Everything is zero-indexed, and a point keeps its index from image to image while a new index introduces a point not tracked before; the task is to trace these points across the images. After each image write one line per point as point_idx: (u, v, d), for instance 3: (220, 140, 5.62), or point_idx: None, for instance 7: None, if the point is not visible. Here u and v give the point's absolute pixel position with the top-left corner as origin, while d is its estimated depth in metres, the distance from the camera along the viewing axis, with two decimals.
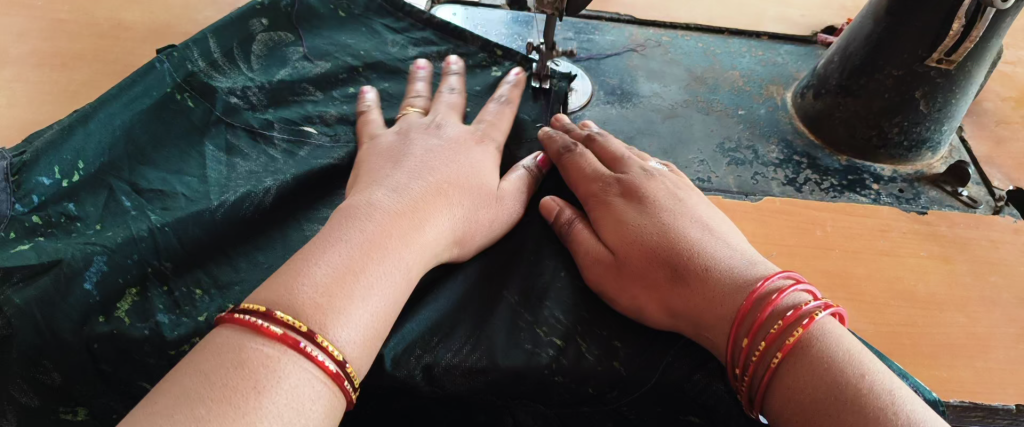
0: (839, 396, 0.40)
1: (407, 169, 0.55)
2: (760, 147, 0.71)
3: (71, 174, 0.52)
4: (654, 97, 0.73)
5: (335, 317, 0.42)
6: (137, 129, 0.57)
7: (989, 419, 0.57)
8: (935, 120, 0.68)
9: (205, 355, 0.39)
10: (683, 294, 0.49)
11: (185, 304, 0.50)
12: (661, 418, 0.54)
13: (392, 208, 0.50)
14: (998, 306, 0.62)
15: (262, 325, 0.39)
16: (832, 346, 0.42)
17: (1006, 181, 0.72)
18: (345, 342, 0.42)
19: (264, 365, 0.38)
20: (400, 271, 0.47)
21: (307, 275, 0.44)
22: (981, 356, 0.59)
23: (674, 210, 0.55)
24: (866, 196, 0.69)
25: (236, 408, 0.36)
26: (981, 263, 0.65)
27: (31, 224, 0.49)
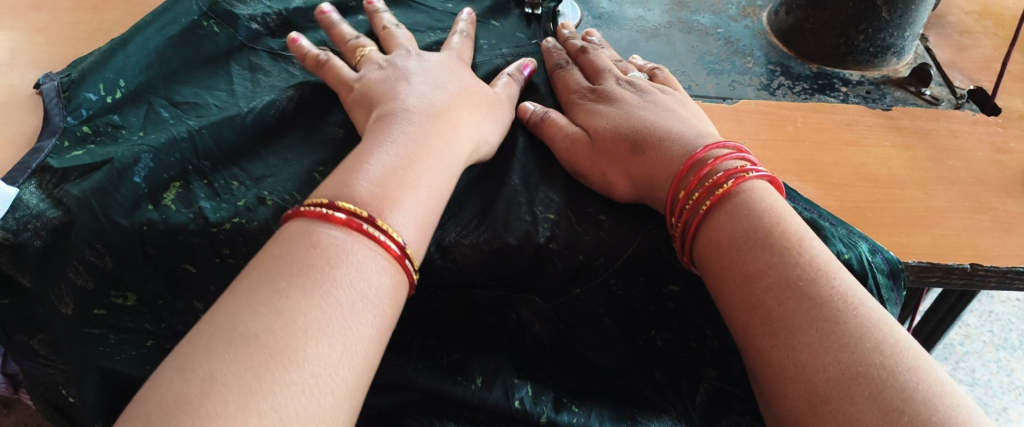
0: (754, 236, 0.49)
1: (425, 82, 0.62)
2: (738, 60, 0.79)
3: (114, 92, 0.63)
4: (638, 19, 0.82)
5: (395, 207, 0.49)
6: (170, 56, 0.66)
7: (945, 279, 0.63)
8: (897, 26, 0.74)
9: (282, 243, 0.46)
10: (642, 165, 0.58)
11: (223, 192, 0.58)
12: (644, 291, 0.60)
13: (420, 114, 0.58)
14: (956, 184, 0.68)
15: (327, 214, 0.46)
16: (754, 199, 0.51)
17: (967, 81, 0.79)
18: (402, 226, 0.48)
19: (333, 245, 0.45)
20: (443, 167, 0.55)
21: (361, 173, 0.50)
22: (938, 226, 0.65)
23: (640, 105, 0.64)
24: (835, 97, 0.76)
25: (316, 278, 0.43)
26: (939, 150, 0.71)
27: (81, 133, 0.60)
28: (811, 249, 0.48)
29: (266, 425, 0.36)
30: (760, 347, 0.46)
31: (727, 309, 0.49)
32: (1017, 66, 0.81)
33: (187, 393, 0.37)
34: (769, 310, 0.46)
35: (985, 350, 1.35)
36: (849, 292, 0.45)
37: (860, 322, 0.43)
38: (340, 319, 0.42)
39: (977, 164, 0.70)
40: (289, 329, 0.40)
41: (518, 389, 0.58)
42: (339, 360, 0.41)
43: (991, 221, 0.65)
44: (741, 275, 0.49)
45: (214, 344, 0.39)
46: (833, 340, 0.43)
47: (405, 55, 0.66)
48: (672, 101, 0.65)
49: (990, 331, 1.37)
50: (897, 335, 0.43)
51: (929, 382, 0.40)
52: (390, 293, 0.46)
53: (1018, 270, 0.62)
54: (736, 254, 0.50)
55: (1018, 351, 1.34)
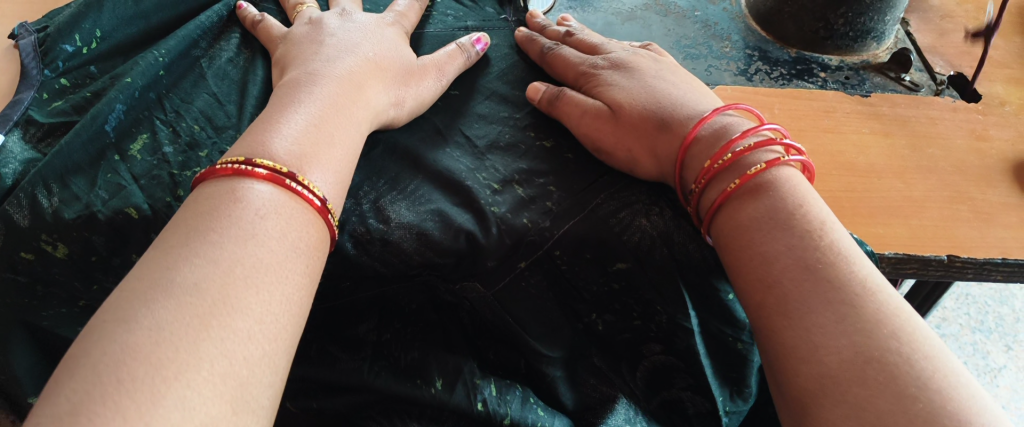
0: (780, 218, 0.47)
1: (335, 47, 0.60)
2: (715, 44, 0.77)
3: (90, 43, 0.64)
4: (614, 2, 0.80)
5: (312, 163, 0.48)
6: (145, 3, 0.66)
7: (923, 271, 0.62)
8: (877, 10, 0.72)
9: (199, 202, 0.43)
10: (670, 144, 0.56)
11: (184, 134, 0.57)
12: (591, 269, 0.55)
13: (332, 74, 0.56)
14: (935, 173, 0.67)
15: (248, 170, 0.44)
16: (781, 180, 0.50)
17: (947, 67, 0.77)
18: (319, 182, 0.47)
19: (256, 198, 0.43)
20: (355, 126, 0.54)
21: (274, 129, 0.49)
22: (916, 215, 0.63)
23: (658, 77, 0.63)
24: (814, 83, 0.74)
25: (245, 232, 0.41)
26: (919, 137, 0.70)
27: (60, 86, 0.61)
28: (833, 234, 0.46)
29: (220, 371, 0.35)
30: (773, 327, 0.44)
31: (742, 291, 0.48)
32: (998, 52, 0.80)
33: (126, 356, 0.33)
34: (785, 289, 0.45)
35: (961, 333, 1.35)
36: (865, 276, 0.43)
37: (876, 307, 0.41)
38: (275, 266, 0.41)
39: (956, 152, 0.69)
40: (226, 279, 0.38)
41: (482, 387, 0.54)
42: (275, 315, 0.39)
43: (969, 211, 0.64)
44: (756, 255, 0.47)
45: (149, 295, 0.36)
46: (847, 324, 0.41)
47: (321, 20, 0.64)
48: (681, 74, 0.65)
49: (966, 314, 1.37)
50: (915, 322, 0.41)
51: (945, 371, 0.38)
52: (315, 243, 0.45)
53: (995, 262, 0.61)
54: (756, 231, 0.48)
55: (994, 334, 1.34)
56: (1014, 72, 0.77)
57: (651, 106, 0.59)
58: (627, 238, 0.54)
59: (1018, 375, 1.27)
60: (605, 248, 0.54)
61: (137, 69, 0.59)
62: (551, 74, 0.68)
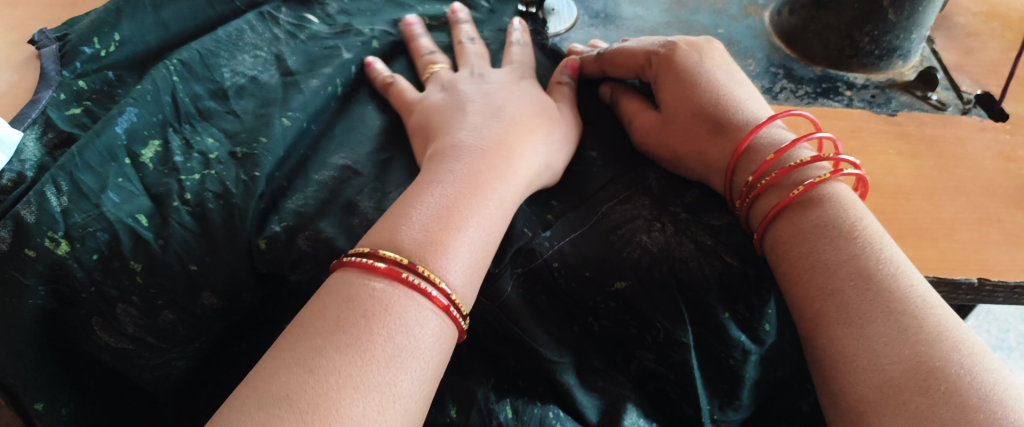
0: (837, 227, 0.46)
1: (440, 111, 0.60)
2: (739, 62, 0.77)
3: (109, 46, 0.63)
4: (636, 19, 0.80)
5: (440, 252, 0.43)
6: (166, 13, 0.66)
7: (952, 294, 0.61)
8: (904, 28, 0.71)
9: (319, 296, 0.41)
10: (724, 148, 0.55)
11: (196, 146, 0.55)
12: (587, 287, 0.53)
13: (479, 144, 0.53)
14: (964, 194, 0.66)
15: (370, 263, 0.41)
16: (839, 194, 0.48)
17: (974, 86, 0.76)
18: (456, 274, 0.43)
19: (372, 296, 0.40)
20: (496, 200, 0.48)
21: (405, 215, 0.45)
22: (945, 238, 0.62)
23: (718, 70, 0.60)
24: (839, 101, 0.74)
25: (370, 296, 0.40)
26: (947, 158, 0.69)
27: (78, 89, 0.60)
28: (886, 245, 0.45)
29: (366, 414, 0.35)
30: (830, 336, 0.42)
31: (791, 299, 0.46)
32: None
33: (274, 408, 0.34)
34: (844, 299, 0.43)
35: None
36: (910, 287, 0.42)
37: (936, 319, 0.40)
38: (382, 375, 0.37)
39: (985, 172, 0.68)
40: (328, 386, 0.35)
41: (499, 410, 0.51)
42: (413, 355, 0.39)
43: (1000, 234, 0.63)
44: (812, 263, 0.45)
45: (286, 368, 0.36)
46: (910, 333, 0.40)
47: (455, 85, 0.63)
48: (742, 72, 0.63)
49: (986, 332, 1.36)
50: (968, 334, 0.40)
51: (1008, 385, 0.37)
52: (442, 344, 0.41)
53: None
54: (809, 240, 0.46)
55: (1015, 352, 1.33)
56: None
57: (707, 103, 0.58)
58: (628, 254, 0.52)
59: None
60: (608, 265, 0.52)
61: (159, 74, 0.58)
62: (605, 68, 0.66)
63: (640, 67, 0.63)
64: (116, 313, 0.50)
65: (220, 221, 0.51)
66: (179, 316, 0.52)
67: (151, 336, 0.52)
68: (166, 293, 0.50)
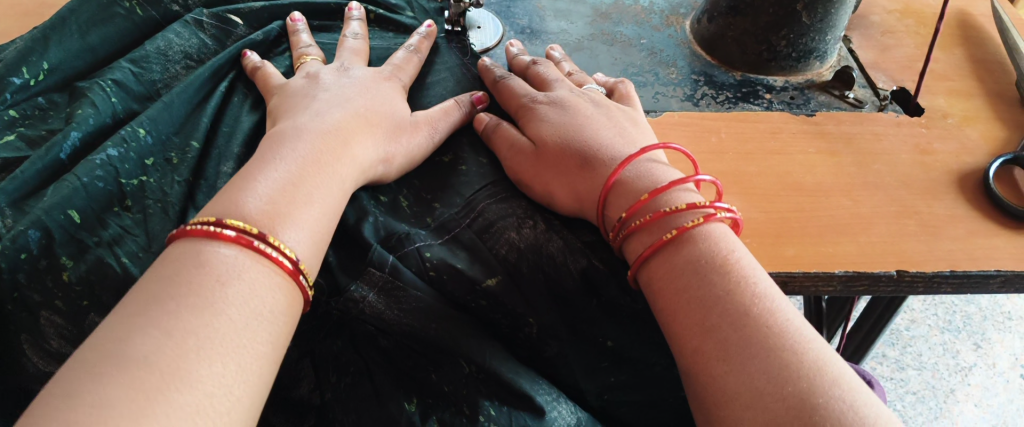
0: (710, 262, 0.48)
1: (303, 93, 0.61)
2: (661, 71, 0.78)
3: (38, 75, 0.63)
4: (561, 33, 0.82)
5: (283, 224, 0.46)
6: (92, 38, 0.66)
7: (874, 287, 0.62)
8: (818, 30, 0.74)
9: (167, 262, 0.43)
10: (592, 183, 0.58)
11: (129, 139, 0.56)
12: (462, 287, 0.55)
13: (322, 127, 0.56)
14: (882, 189, 0.68)
15: (216, 231, 0.43)
16: (712, 229, 0.50)
17: (890, 82, 0.79)
18: (293, 242, 0.46)
19: (223, 262, 0.43)
20: (335, 184, 0.52)
21: (249, 186, 0.48)
22: (864, 233, 0.64)
23: (592, 116, 0.64)
24: (760, 104, 0.75)
25: (213, 262, 0.42)
26: (864, 154, 0.71)
27: (9, 118, 0.59)
28: (764, 282, 0.47)
29: (218, 370, 0.38)
30: (712, 373, 0.44)
31: (676, 340, 0.47)
32: (939, 64, 0.82)
33: (129, 366, 0.36)
34: (724, 336, 0.44)
35: (931, 334, 1.36)
36: (785, 320, 0.44)
37: (815, 354, 0.42)
38: (231, 336, 0.40)
39: (901, 166, 0.70)
40: (173, 348, 0.38)
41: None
42: (257, 315, 0.42)
43: (917, 225, 0.65)
44: (696, 300, 0.47)
45: (138, 328, 0.38)
46: (791, 370, 0.41)
47: (317, 74, 0.64)
48: (624, 117, 0.65)
49: (935, 315, 1.39)
50: (842, 366, 0.42)
51: (885, 418, 0.39)
52: (283, 309, 0.44)
53: (944, 274, 0.62)
54: (688, 278, 0.48)
55: (963, 333, 1.36)
56: (954, 84, 0.79)
57: (583, 142, 0.60)
58: (497, 250, 0.56)
59: (988, 372, 1.29)
60: (476, 259, 0.56)
61: (96, 92, 0.60)
62: (500, 101, 0.69)
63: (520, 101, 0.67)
64: (41, 324, 0.50)
65: (156, 220, 0.54)
66: (109, 322, 0.51)
67: (78, 352, 0.51)
68: (97, 295, 0.51)
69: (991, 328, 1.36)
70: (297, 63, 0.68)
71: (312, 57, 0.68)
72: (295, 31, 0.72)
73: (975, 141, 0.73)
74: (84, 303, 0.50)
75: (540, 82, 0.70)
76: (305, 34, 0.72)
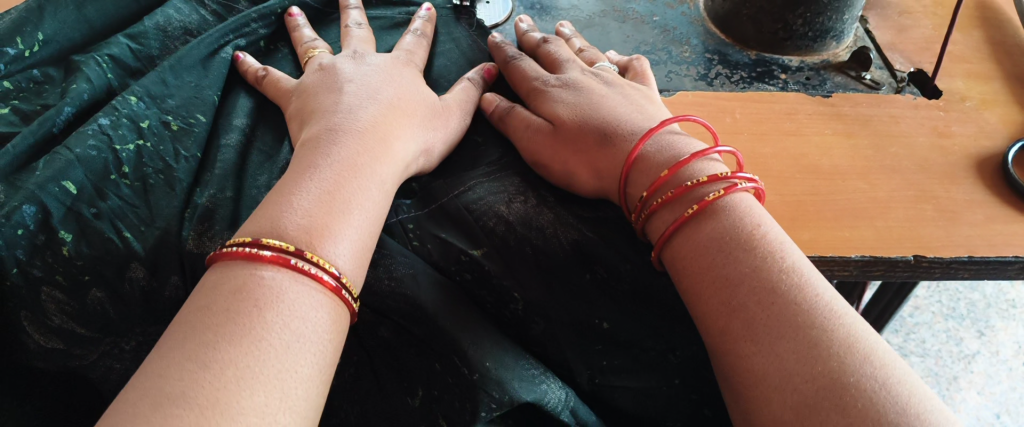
0: (735, 237, 0.47)
1: (350, 92, 0.59)
2: (674, 49, 0.77)
3: (33, 46, 0.63)
4: (572, 9, 0.80)
5: (325, 237, 0.45)
6: (89, 10, 0.66)
7: (890, 272, 0.61)
8: (835, 9, 0.72)
9: (209, 290, 0.41)
10: (612, 160, 0.57)
11: (123, 109, 0.58)
12: (444, 256, 0.55)
13: (358, 127, 0.55)
14: (899, 173, 0.66)
15: (254, 253, 0.42)
16: (737, 201, 0.49)
17: (907, 63, 0.77)
18: (338, 257, 0.45)
19: (266, 285, 0.41)
20: (375, 187, 0.51)
21: (287, 201, 0.46)
22: (881, 217, 0.62)
23: (607, 96, 0.63)
24: (774, 85, 0.74)
25: (248, 289, 0.41)
26: (881, 137, 0.69)
27: (4, 90, 0.60)
28: (791, 253, 0.46)
29: (264, 400, 0.36)
30: (739, 353, 0.43)
31: (702, 319, 0.46)
32: (957, 46, 0.80)
33: (168, 399, 0.35)
34: (752, 315, 0.43)
35: (934, 321, 1.35)
36: (816, 295, 0.42)
37: (845, 331, 0.40)
38: (278, 363, 0.38)
39: (919, 149, 0.68)
40: (226, 379, 0.36)
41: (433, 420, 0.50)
42: (300, 336, 0.40)
43: (934, 210, 0.63)
44: (718, 279, 0.46)
45: (176, 361, 0.37)
46: (821, 349, 0.39)
47: (332, 65, 0.64)
48: (640, 95, 0.64)
49: (938, 302, 1.38)
50: (880, 343, 0.40)
51: (920, 396, 0.37)
52: (330, 328, 0.42)
53: (962, 261, 0.60)
54: (711, 255, 0.47)
55: (967, 320, 1.35)
56: (973, 66, 0.77)
57: (599, 121, 0.59)
58: (484, 223, 0.57)
59: (991, 360, 1.28)
60: (463, 229, 0.57)
61: (91, 66, 0.61)
62: (511, 84, 0.68)
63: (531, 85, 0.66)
64: (42, 300, 0.49)
65: (156, 189, 0.55)
66: (106, 295, 0.51)
67: (80, 326, 0.50)
68: (93, 269, 0.51)
69: (996, 316, 1.35)
70: (305, 58, 0.67)
71: (319, 50, 0.68)
72: (295, 27, 0.71)
73: (994, 125, 0.71)
74: (83, 278, 0.50)
75: (552, 62, 0.69)
76: (306, 29, 0.71)
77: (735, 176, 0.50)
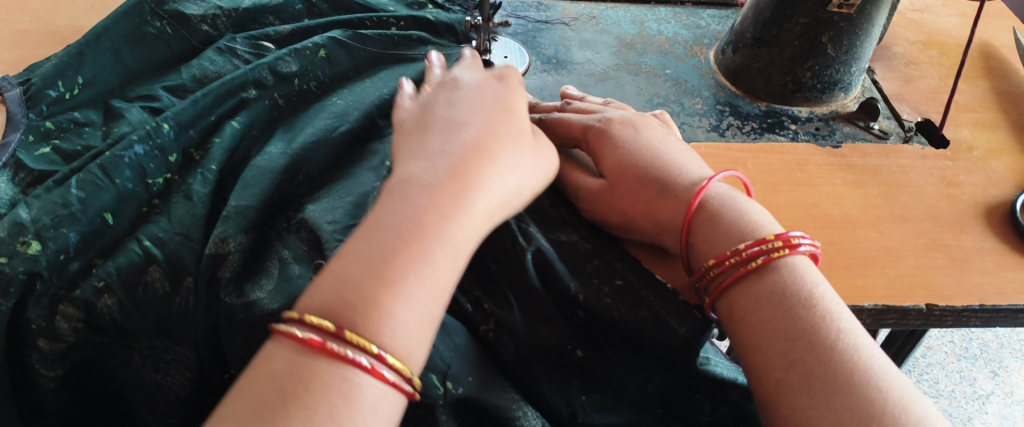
0: (794, 296, 0.49)
1: (419, 135, 0.55)
2: (686, 101, 0.79)
3: (73, 89, 0.68)
4: (586, 63, 0.82)
5: (385, 301, 0.39)
6: (126, 56, 0.70)
7: (903, 320, 0.61)
8: (843, 62, 0.75)
9: (259, 379, 0.36)
10: (677, 214, 0.57)
11: (155, 136, 0.60)
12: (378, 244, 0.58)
13: (448, 150, 0.46)
14: (909, 222, 0.68)
15: (306, 337, 0.37)
16: (798, 261, 0.51)
17: (915, 113, 0.79)
18: (396, 328, 0.38)
19: (321, 380, 0.36)
20: (449, 249, 0.42)
21: (319, 265, 0.41)
22: (893, 265, 0.64)
23: (663, 142, 0.63)
24: (785, 135, 0.76)
25: (282, 391, 0.35)
26: (891, 186, 0.71)
27: (46, 129, 0.64)
28: (846, 317, 0.48)
29: None
30: (795, 406, 0.45)
31: (755, 371, 0.49)
32: (963, 96, 0.82)
33: None
34: (809, 370, 0.45)
35: (947, 361, 1.35)
36: (870, 357, 0.45)
37: (898, 397, 0.43)
38: None
39: (928, 198, 0.70)
40: None
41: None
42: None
43: (945, 258, 0.65)
44: (779, 332, 0.48)
45: None
46: (876, 414, 0.42)
47: None
48: (683, 147, 0.65)
49: (951, 342, 1.38)
50: (927, 410, 0.43)
51: None
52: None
53: (973, 309, 0.61)
54: (763, 311, 0.49)
55: (980, 360, 1.35)
56: (978, 115, 0.79)
57: (657, 168, 0.60)
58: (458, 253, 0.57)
59: (1006, 401, 1.28)
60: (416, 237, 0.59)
61: (133, 113, 0.66)
62: (552, 140, 0.67)
63: (578, 139, 0.65)
64: (56, 321, 0.52)
65: (179, 205, 0.57)
66: (118, 303, 0.53)
67: (95, 335, 0.53)
68: (110, 277, 0.53)
69: (1009, 356, 1.35)
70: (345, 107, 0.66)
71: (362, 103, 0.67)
72: (344, 82, 0.70)
73: (1002, 174, 0.72)
74: (100, 285, 0.53)
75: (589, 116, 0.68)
76: (352, 80, 0.71)
77: (793, 244, 0.51)
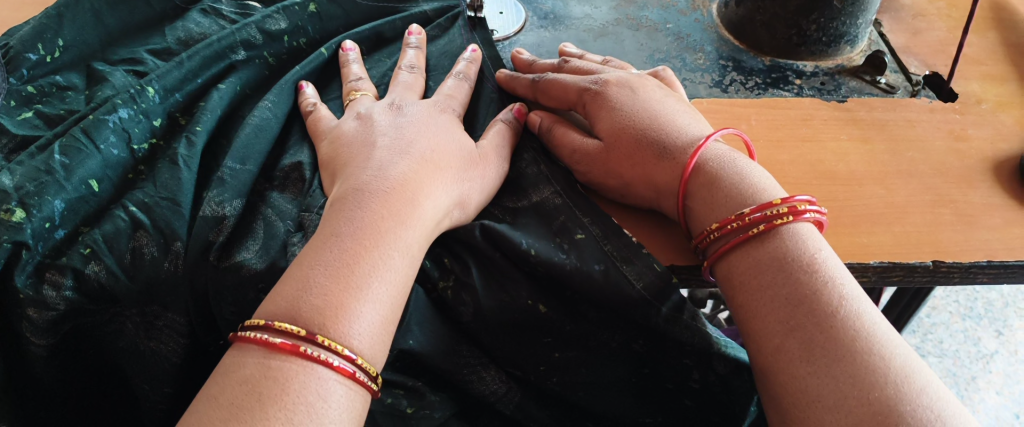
0: (795, 262, 0.48)
1: (388, 148, 0.56)
2: (688, 56, 0.77)
3: (53, 51, 0.65)
4: (585, 18, 0.80)
5: (344, 313, 0.44)
6: (107, 18, 0.68)
7: (909, 278, 0.60)
8: (849, 14, 0.72)
9: (227, 373, 0.42)
10: (676, 178, 0.56)
11: (139, 101, 0.59)
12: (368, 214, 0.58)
13: (385, 187, 0.52)
14: (916, 177, 0.66)
15: (271, 341, 0.42)
16: (800, 228, 0.50)
17: (922, 67, 0.77)
18: (358, 334, 0.44)
19: (283, 378, 0.41)
20: (401, 251, 0.48)
21: (304, 275, 0.45)
22: (899, 222, 0.62)
23: (662, 103, 0.61)
24: (789, 90, 0.74)
25: (246, 381, 0.41)
26: (898, 142, 0.69)
27: (27, 93, 0.62)
28: (849, 283, 0.47)
29: None
30: (795, 374, 0.44)
31: (754, 339, 0.48)
32: (972, 48, 0.80)
33: None
34: (810, 337, 0.44)
35: (952, 321, 1.34)
36: (873, 324, 0.44)
37: (900, 362, 0.42)
38: None
39: (936, 153, 0.68)
40: None
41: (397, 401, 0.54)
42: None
43: (952, 214, 0.63)
44: (778, 298, 0.47)
45: None
46: (876, 378, 0.41)
47: (369, 115, 0.61)
48: (684, 106, 0.63)
49: (956, 302, 1.37)
50: (931, 375, 0.42)
51: None
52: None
53: (981, 265, 0.60)
54: (763, 279, 0.48)
55: (984, 320, 1.34)
56: (989, 68, 0.77)
57: (655, 132, 0.58)
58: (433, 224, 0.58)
59: (1010, 360, 1.27)
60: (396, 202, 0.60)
61: (117, 77, 0.64)
62: (548, 103, 0.66)
63: (574, 102, 0.64)
64: (43, 289, 0.51)
65: (164, 169, 0.57)
66: (106, 269, 0.52)
67: (85, 303, 0.52)
68: (97, 244, 0.53)
69: (1014, 315, 1.34)
70: (347, 99, 0.65)
71: (363, 93, 0.65)
72: (346, 61, 0.69)
73: (1011, 127, 0.71)
74: (86, 252, 0.52)
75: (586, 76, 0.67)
76: (358, 64, 0.69)
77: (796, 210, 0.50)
